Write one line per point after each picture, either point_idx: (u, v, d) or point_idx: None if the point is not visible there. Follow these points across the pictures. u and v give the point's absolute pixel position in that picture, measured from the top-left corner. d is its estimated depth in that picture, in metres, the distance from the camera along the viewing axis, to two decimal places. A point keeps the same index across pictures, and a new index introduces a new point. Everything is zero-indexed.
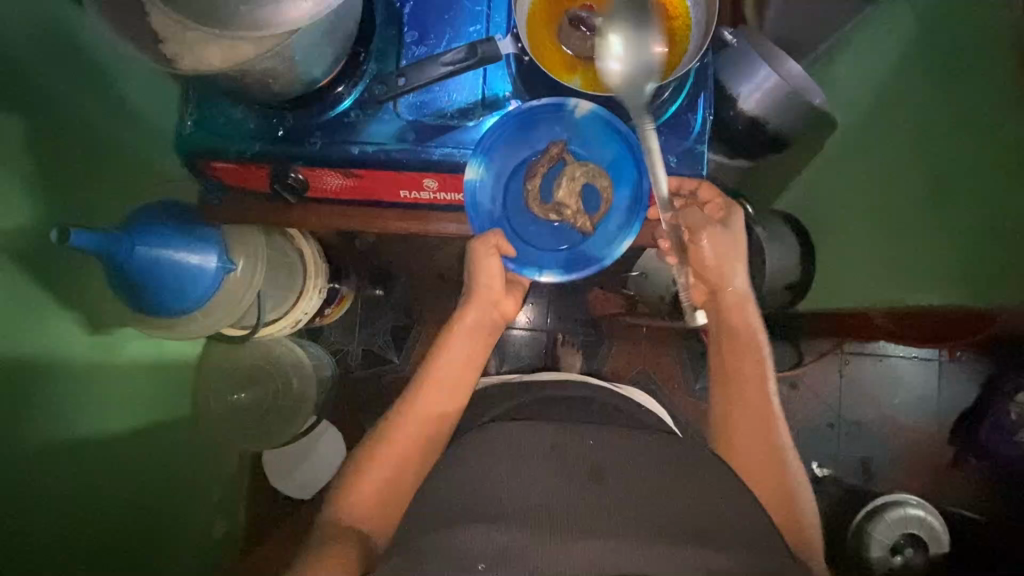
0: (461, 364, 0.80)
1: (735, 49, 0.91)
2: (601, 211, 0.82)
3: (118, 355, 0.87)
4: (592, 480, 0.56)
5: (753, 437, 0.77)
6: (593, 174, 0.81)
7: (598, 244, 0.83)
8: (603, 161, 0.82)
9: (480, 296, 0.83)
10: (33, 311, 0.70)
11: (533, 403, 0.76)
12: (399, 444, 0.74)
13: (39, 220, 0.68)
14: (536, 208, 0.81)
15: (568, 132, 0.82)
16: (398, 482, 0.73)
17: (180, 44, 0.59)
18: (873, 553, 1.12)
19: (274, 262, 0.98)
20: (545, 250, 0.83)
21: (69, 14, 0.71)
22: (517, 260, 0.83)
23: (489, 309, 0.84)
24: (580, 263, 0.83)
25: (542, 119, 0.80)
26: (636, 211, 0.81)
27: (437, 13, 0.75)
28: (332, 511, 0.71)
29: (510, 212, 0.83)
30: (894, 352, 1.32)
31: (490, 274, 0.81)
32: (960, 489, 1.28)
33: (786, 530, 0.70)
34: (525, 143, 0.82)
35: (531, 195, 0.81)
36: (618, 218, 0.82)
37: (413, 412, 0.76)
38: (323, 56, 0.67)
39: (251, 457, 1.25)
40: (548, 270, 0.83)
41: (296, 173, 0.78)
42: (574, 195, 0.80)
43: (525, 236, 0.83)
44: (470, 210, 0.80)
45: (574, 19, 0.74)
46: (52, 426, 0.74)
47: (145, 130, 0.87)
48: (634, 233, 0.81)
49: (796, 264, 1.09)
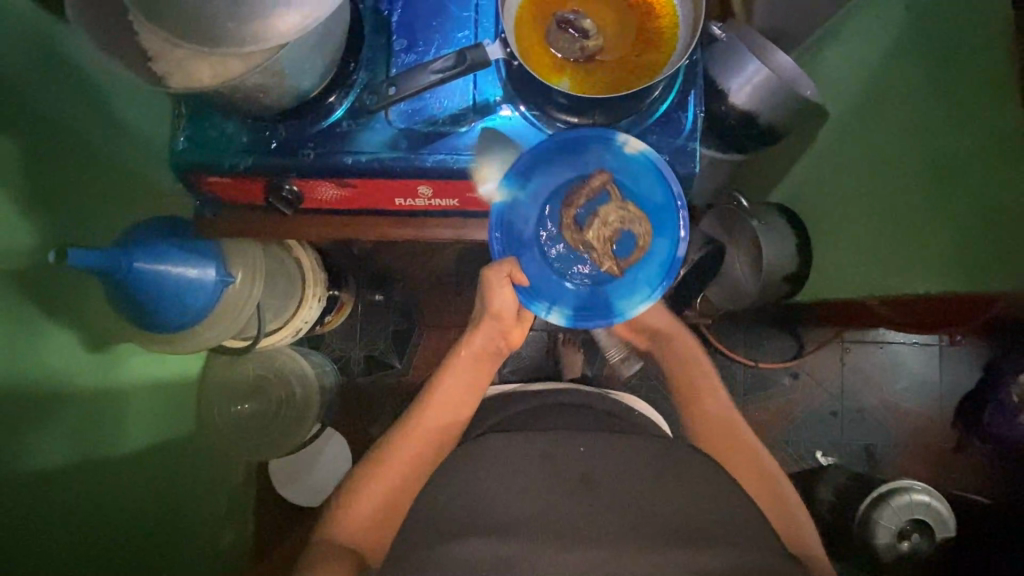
0: (462, 388, 0.83)
1: (724, 43, 0.91)
2: (631, 258, 0.77)
3: (120, 371, 0.87)
4: (582, 485, 0.62)
5: (731, 444, 0.86)
6: (631, 220, 0.76)
7: (620, 292, 0.78)
8: (648, 206, 0.78)
9: (488, 322, 0.86)
10: (32, 332, 0.70)
11: (527, 413, 0.79)
12: (398, 463, 0.76)
13: (36, 241, 0.69)
14: (567, 237, 0.78)
15: (617, 163, 0.77)
16: (395, 498, 0.74)
17: (169, 62, 0.59)
18: (880, 541, 1.11)
19: (274, 278, 0.99)
20: (569, 282, 0.79)
21: (57, 37, 0.71)
22: (533, 290, 0.79)
23: (496, 336, 0.87)
24: (594, 308, 0.79)
25: (590, 145, 0.76)
26: (665, 272, 0.77)
27: (425, 20, 0.76)
28: (328, 528, 0.72)
29: (541, 238, 0.79)
30: (894, 338, 1.33)
31: (503, 299, 0.81)
32: (965, 472, 1.29)
33: (782, 525, 0.77)
34: (573, 165, 0.78)
35: (565, 223, 0.78)
36: (647, 270, 0.78)
37: (415, 430, 0.78)
38: (313, 69, 0.67)
39: (258, 466, 1.26)
40: (559, 308, 0.79)
41: (290, 185, 0.79)
42: (603, 240, 0.76)
43: (552, 263, 0.80)
44: (494, 231, 0.78)
45: (562, 22, 0.74)
46: (54, 444, 0.74)
47: (139, 148, 0.87)
48: (654, 297, 0.77)
49: (794, 255, 1.09)
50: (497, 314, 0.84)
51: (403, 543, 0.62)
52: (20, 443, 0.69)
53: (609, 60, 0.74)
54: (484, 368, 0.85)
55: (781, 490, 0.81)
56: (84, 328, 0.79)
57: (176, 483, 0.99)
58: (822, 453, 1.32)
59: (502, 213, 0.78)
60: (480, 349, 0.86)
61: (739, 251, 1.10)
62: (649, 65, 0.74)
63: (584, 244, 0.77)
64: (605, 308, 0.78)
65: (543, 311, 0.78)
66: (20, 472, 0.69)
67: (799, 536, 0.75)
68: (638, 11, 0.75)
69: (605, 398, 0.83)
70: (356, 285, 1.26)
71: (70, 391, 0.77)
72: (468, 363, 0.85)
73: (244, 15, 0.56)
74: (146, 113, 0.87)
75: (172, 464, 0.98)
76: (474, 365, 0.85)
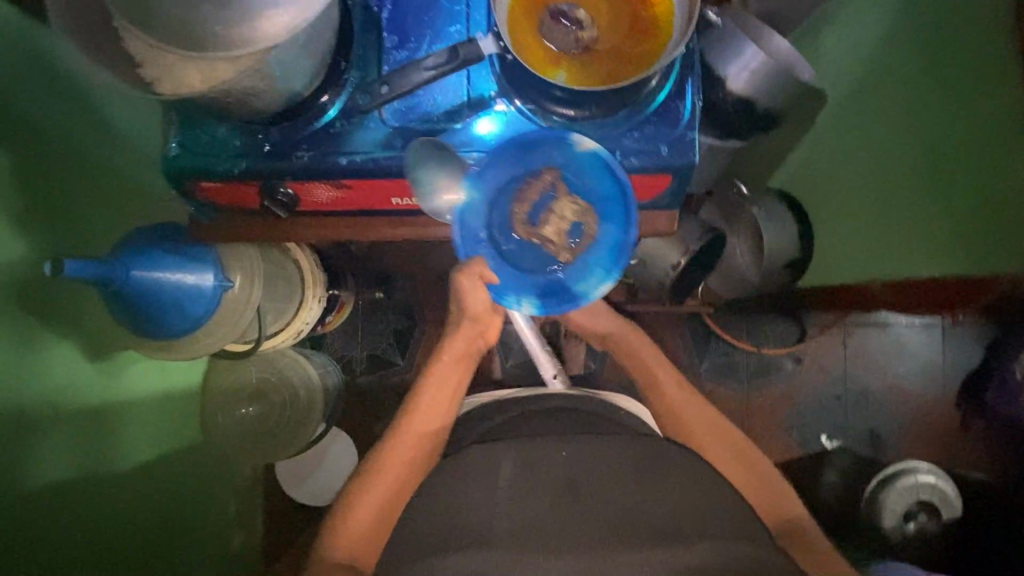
0: (446, 392, 0.85)
1: (721, 28, 0.89)
2: (584, 245, 0.80)
3: (121, 381, 0.86)
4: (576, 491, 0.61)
5: (707, 439, 0.86)
6: (582, 213, 0.81)
7: (576, 279, 0.81)
8: (594, 196, 0.79)
9: (467, 325, 0.89)
10: (31, 344, 0.69)
11: (516, 419, 0.79)
12: (389, 473, 0.77)
13: (29, 253, 0.68)
14: (521, 232, 0.81)
15: (564, 160, 0.79)
16: (390, 506, 0.75)
17: (156, 67, 0.57)
18: (887, 523, 1.13)
19: (272, 283, 0.98)
20: (526, 273, 0.82)
21: (41, 45, 0.70)
22: (499, 285, 0.82)
23: (475, 336, 0.91)
24: (555, 296, 0.81)
25: (539, 144, 0.77)
26: (616, 253, 0.79)
27: (416, 15, 0.74)
28: (325, 545, 0.72)
29: (496, 234, 0.82)
30: (896, 320, 1.32)
31: (477, 293, 0.85)
32: (972, 453, 1.28)
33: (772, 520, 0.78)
34: (521, 163, 0.79)
35: (519, 219, 0.82)
36: (600, 255, 0.80)
37: (403, 438, 0.80)
38: (303, 70, 0.66)
39: (264, 469, 1.26)
40: (525, 300, 0.81)
41: (285, 188, 0.78)
42: (560, 232, 0.81)
43: (509, 258, 0.82)
44: (457, 235, 0.80)
45: (555, 13, 0.73)
46: (56, 457, 0.73)
47: (132, 154, 0.86)
48: (612, 279, 0.79)
49: (792, 241, 1.10)
50: (475, 315, 0.88)
51: (411, 547, 0.62)
52: (21, 457, 0.68)
53: (605, 50, 0.73)
54: (462, 373, 0.88)
55: (765, 476, 0.83)
56: (83, 338, 0.78)
57: (181, 489, 0.99)
58: (828, 437, 1.32)
59: (462, 215, 0.79)
60: (462, 350, 0.89)
61: (740, 238, 1.09)
62: (645, 55, 0.72)
63: (540, 238, 0.82)
64: (565, 295, 0.80)
65: (514, 305, 0.81)
66: (22, 485, 0.68)
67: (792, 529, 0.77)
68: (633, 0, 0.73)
69: (591, 402, 0.83)
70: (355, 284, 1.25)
71: (71, 402, 0.76)
72: (449, 370, 0.87)
73: (231, 20, 0.55)
74: (136, 118, 0.86)
75: (177, 470, 0.98)
76: (453, 373, 0.87)
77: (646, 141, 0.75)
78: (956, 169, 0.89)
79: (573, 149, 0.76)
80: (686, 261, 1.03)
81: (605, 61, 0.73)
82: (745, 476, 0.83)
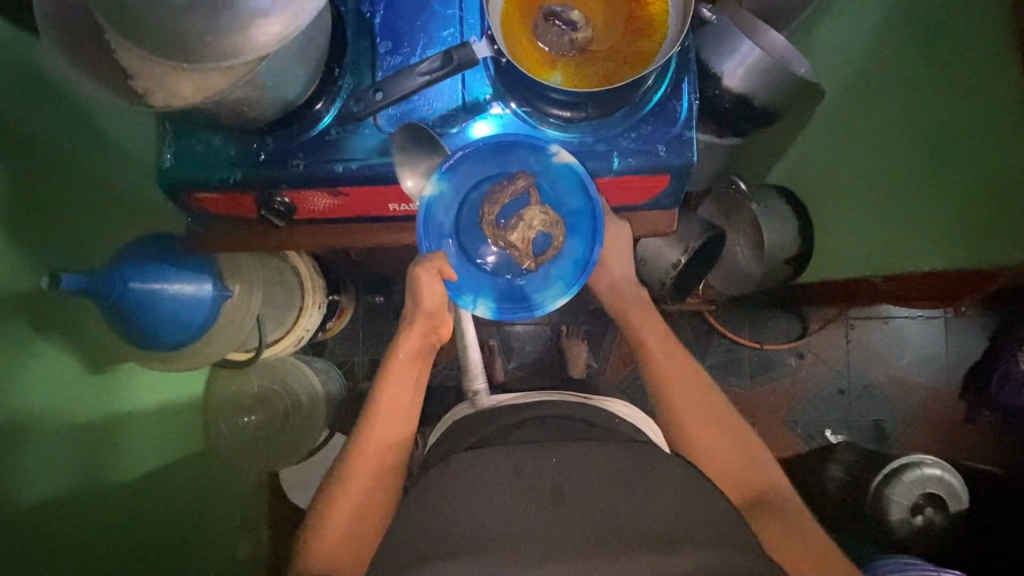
0: (401, 394, 0.78)
1: (715, 26, 0.89)
2: (548, 256, 0.77)
3: (121, 393, 0.86)
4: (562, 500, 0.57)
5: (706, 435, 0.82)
6: (551, 224, 0.75)
7: (536, 288, 0.78)
8: (565, 208, 0.77)
9: (420, 321, 0.80)
10: (32, 359, 0.69)
11: (499, 429, 0.73)
12: (358, 481, 0.73)
13: (27, 268, 0.68)
14: (487, 232, 0.75)
15: (541, 167, 0.77)
16: (365, 513, 0.72)
17: (148, 79, 0.57)
18: (894, 517, 1.10)
19: (271, 292, 0.98)
20: (486, 274, 0.78)
21: (32, 58, 0.69)
22: (455, 283, 0.77)
23: (429, 333, 0.82)
24: (512, 302, 0.78)
25: (517, 146, 0.76)
26: (579, 268, 0.78)
27: (408, 20, 0.74)
28: (305, 553, 0.70)
29: (461, 232, 0.77)
30: (898, 312, 1.32)
31: (432, 292, 0.77)
32: (974, 443, 1.29)
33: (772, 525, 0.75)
34: (497, 164, 0.77)
35: (485, 219, 0.75)
36: (561, 267, 0.78)
37: (368, 446, 0.75)
38: (297, 78, 0.66)
39: (268, 476, 1.25)
40: (482, 301, 0.77)
41: (282, 196, 0.78)
42: (525, 240, 0.75)
43: (471, 258, 0.78)
44: (421, 225, 0.75)
45: (548, 15, 0.71)
46: (59, 470, 0.73)
47: (126, 165, 0.86)
48: (570, 294, 0.77)
49: (795, 238, 1.07)
50: (430, 312, 0.79)
51: None
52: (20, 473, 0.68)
53: (601, 51, 0.72)
54: (418, 373, 0.81)
55: (765, 477, 0.80)
56: (82, 350, 0.78)
57: (185, 499, 0.98)
58: (832, 431, 1.32)
59: (429, 207, 0.75)
60: (417, 347, 0.81)
61: (741, 235, 1.08)
62: (641, 55, 0.72)
63: (505, 242, 0.75)
64: (523, 303, 0.77)
65: (468, 306, 0.76)
66: (27, 498, 0.68)
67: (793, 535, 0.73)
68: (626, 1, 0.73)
69: (584, 407, 0.77)
70: (355, 289, 1.24)
71: (71, 416, 0.76)
72: (404, 372, 0.79)
73: (222, 29, 0.55)
74: (129, 129, 0.86)
75: (180, 480, 0.98)
76: (409, 376, 0.80)
77: (645, 140, 0.75)
78: (958, 168, 0.91)
79: (551, 158, 0.76)
80: (687, 259, 1.03)
81: (602, 62, 0.72)
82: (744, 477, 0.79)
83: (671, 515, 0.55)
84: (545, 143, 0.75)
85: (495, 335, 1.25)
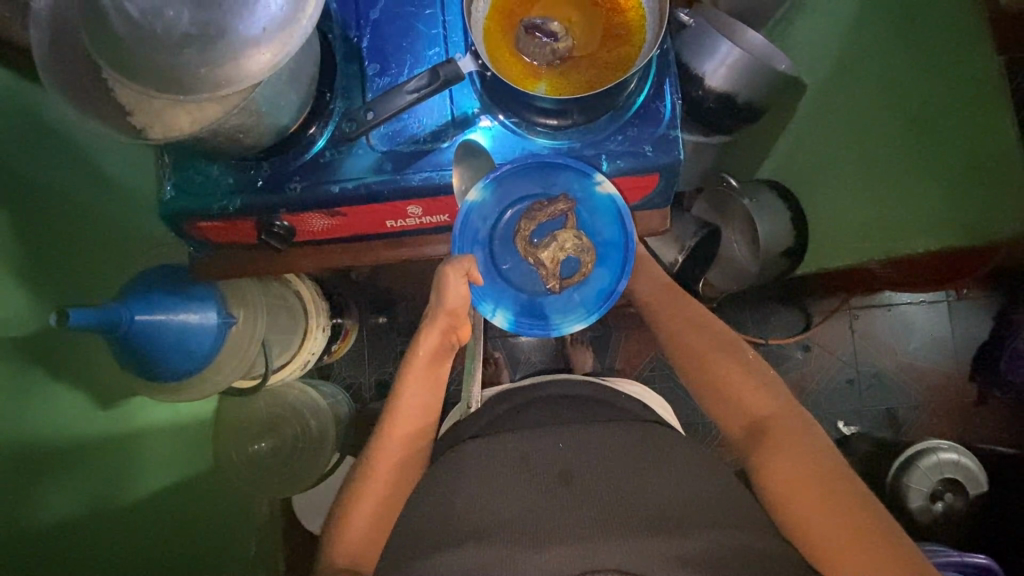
0: (419, 401, 0.77)
1: (694, 29, 0.90)
2: (573, 281, 0.80)
3: (133, 422, 0.87)
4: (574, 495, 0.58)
5: (742, 389, 0.75)
6: (582, 250, 0.79)
7: (555, 309, 0.81)
8: (599, 238, 0.81)
9: (439, 318, 0.78)
10: (43, 391, 0.71)
11: (510, 413, 0.72)
12: (377, 482, 0.72)
13: (38, 303, 0.70)
14: (520, 246, 0.79)
15: (582, 193, 0.80)
16: (384, 515, 0.71)
17: (146, 113, 0.60)
18: (913, 504, 1.13)
19: (279, 315, 1.00)
20: (511, 287, 0.81)
21: (31, 101, 0.71)
22: (481, 288, 0.80)
23: (448, 334, 0.79)
24: (530, 318, 0.81)
25: (564, 168, 0.78)
26: (601, 299, 0.81)
27: (394, 42, 0.76)
28: (329, 549, 0.71)
29: (494, 242, 0.80)
30: (901, 299, 1.32)
31: (459, 296, 0.75)
32: (987, 426, 1.29)
33: (819, 480, 0.63)
34: (540, 183, 0.80)
35: (520, 234, 0.79)
36: (585, 294, 0.81)
37: (389, 445, 0.74)
38: (289, 104, 0.68)
39: (280, 503, 1.25)
40: (502, 311, 0.80)
41: (280, 221, 0.80)
42: (555, 260, 0.78)
43: (499, 269, 0.81)
44: (459, 228, 0.77)
45: (529, 27, 0.71)
46: (74, 500, 0.75)
47: (123, 201, 0.87)
48: (588, 320, 0.81)
49: (788, 228, 1.07)
50: (452, 310, 0.77)
51: None
52: (30, 500, 0.68)
53: (582, 58, 0.73)
54: (436, 375, 0.79)
55: (812, 431, 0.69)
56: (92, 384, 0.79)
57: (198, 522, 1.00)
58: (845, 423, 1.31)
59: (468, 213, 0.77)
60: (434, 350, 0.79)
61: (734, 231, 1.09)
62: (622, 60, 0.73)
63: (534, 259, 0.79)
64: (542, 321, 0.81)
65: (488, 312, 0.79)
66: (44, 526, 0.69)
67: (844, 490, 0.62)
68: (604, 8, 0.75)
69: (597, 388, 0.76)
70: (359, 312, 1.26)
71: (82, 444, 0.77)
72: (424, 378, 0.78)
73: (214, 60, 0.57)
74: (124, 165, 0.87)
75: (190, 509, 0.98)
76: (428, 379, 0.78)
77: (628, 145, 0.76)
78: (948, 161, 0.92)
79: (595, 186, 0.79)
80: (684, 257, 1.05)
81: (586, 68, 0.73)
82: (789, 426, 0.70)
83: (678, 503, 0.56)
84: (591, 171, 0.78)
85: (500, 347, 1.26)
